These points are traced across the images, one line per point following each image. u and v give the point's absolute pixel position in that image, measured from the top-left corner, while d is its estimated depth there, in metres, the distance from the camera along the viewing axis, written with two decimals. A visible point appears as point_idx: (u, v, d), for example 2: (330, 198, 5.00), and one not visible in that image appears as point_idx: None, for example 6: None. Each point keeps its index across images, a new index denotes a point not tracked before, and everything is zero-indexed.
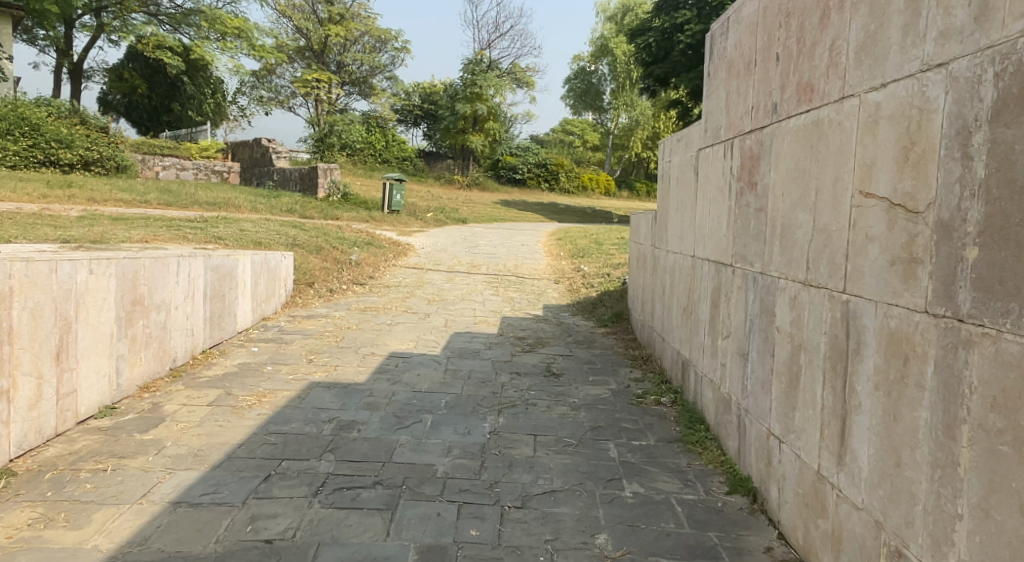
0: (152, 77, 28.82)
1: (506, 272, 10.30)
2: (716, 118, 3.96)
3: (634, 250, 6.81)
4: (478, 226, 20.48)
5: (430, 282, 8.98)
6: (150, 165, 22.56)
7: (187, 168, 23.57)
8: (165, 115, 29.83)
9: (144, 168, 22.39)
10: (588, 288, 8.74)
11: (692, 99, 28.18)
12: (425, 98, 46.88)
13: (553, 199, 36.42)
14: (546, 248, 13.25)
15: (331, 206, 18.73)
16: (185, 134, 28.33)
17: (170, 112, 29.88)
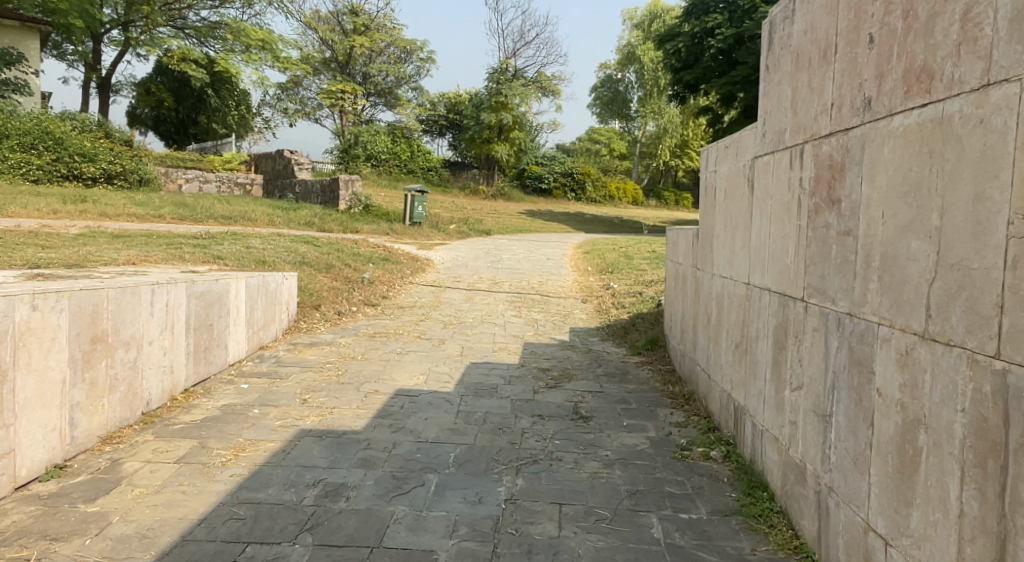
0: (179, 90, 28.69)
1: (530, 289, 9.64)
2: (778, 120, 3.28)
3: (671, 269, 6.11)
4: (503, 238, 19.86)
5: (447, 303, 8.35)
6: (173, 178, 22.24)
7: (210, 181, 23.25)
8: (192, 128, 29.66)
9: (167, 181, 22.14)
10: (618, 308, 8.04)
11: (724, 104, 27.77)
12: (450, 108, 46.50)
13: (579, 209, 35.80)
14: (573, 263, 12.58)
15: (352, 218, 18.27)
16: (211, 147, 28.12)
17: (197, 125, 29.69)
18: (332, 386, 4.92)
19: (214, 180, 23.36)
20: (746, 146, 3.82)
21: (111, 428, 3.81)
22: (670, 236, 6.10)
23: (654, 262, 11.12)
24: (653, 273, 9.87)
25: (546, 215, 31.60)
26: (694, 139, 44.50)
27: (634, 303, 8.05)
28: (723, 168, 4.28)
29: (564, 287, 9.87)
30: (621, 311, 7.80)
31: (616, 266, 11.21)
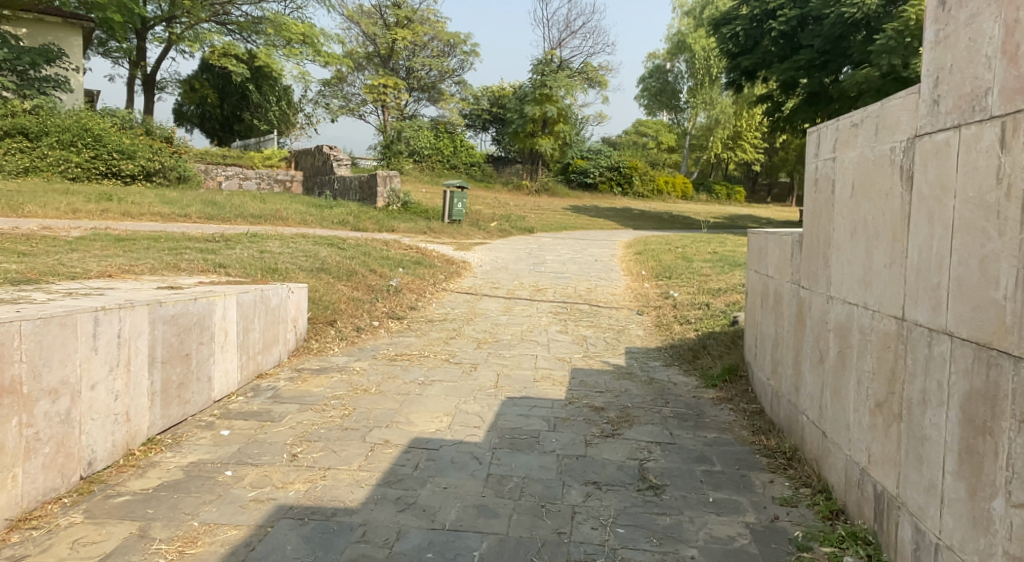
0: (223, 87, 28.19)
1: (578, 298, 8.57)
2: (975, 82, 2.27)
3: (755, 279, 5.04)
4: (546, 236, 18.81)
5: (482, 315, 7.33)
6: (213, 175, 21.58)
7: (249, 178, 22.52)
8: (237, 125, 29.16)
9: (206, 179, 21.52)
10: (681, 324, 6.93)
11: (784, 91, 26.65)
12: (494, 102, 45.50)
13: (627, 204, 34.54)
14: (624, 265, 11.46)
15: (389, 216, 17.43)
16: (254, 144, 27.55)
17: (241, 122, 29.05)
18: (332, 432, 3.92)
19: (253, 177, 22.68)
20: (903, 125, 2.78)
21: (26, 505, 2.90)
22: (757, 237, 5.03)
23: (716, 266, 9.95)
24: (717, 280, 8.73)
25: (592, 210, 30.43)
26: (747, 130, 42.91)
27: (698, 318, 6.93)
28: (854, 155, 3.24)
29: (615, 295, 8.78)
30: (685, 328, 6.69)
31: (673, 271, 10.07)
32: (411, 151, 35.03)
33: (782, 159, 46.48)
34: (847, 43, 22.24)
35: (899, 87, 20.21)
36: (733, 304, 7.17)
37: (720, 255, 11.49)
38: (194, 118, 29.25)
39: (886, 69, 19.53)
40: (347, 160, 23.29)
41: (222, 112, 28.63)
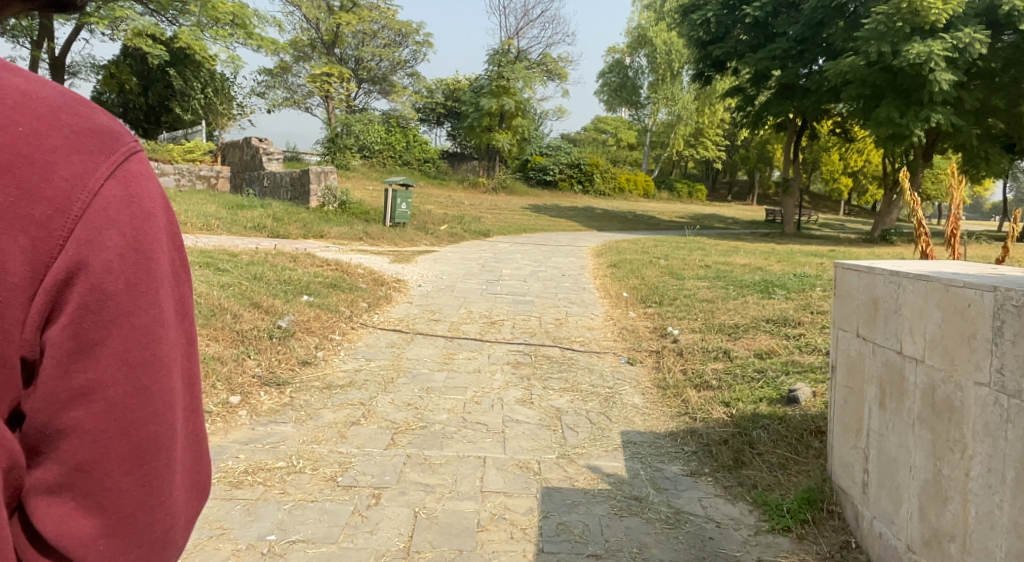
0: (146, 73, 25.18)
1: (545, 337, 6.39)
2: None
3: (863, 352, 2.92)
4: (502, 241, 16.66)
5: (411, 375, 5.08)
6: None
7: (166, 173, 19.92)
8: (164, 115, 26.30)
9: None
10: (696, 387, 4.79)
11: (755, 84, 24.92)
12: (449, 95, 43.16)
13: (588, 202, 32.71)
14: (599, 284, 9.32)
15: (321, 220, 15.11)
16: (181, 137, 24.90)
17: (168, 112, 26.23)
18: None
19: (172, 173, 20.20)
20: None
21: None
22: (863, 276, 2.92)
23: (718, 288, 7.90)
24: (727, 310, 6.64)
25: (553, 209, 28.43)
26: (709, 127, 41.38)
27: (724, 378, 4.78)
28: None
29: (595, 332, 6.59)
30: (708, 396, 4.53)
31: (666, 292, 7.96)
32: (360, 145, 32.55)
33: (743, 158, 45.09)
34: (826, 31, 20.54)
35: (886, 77, 18.02)
36: (770, 353, 5.06)
37: (716, 270, 9.48)
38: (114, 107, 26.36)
39: (874, 58, 17.16)
40: (279, 154, 20.75)
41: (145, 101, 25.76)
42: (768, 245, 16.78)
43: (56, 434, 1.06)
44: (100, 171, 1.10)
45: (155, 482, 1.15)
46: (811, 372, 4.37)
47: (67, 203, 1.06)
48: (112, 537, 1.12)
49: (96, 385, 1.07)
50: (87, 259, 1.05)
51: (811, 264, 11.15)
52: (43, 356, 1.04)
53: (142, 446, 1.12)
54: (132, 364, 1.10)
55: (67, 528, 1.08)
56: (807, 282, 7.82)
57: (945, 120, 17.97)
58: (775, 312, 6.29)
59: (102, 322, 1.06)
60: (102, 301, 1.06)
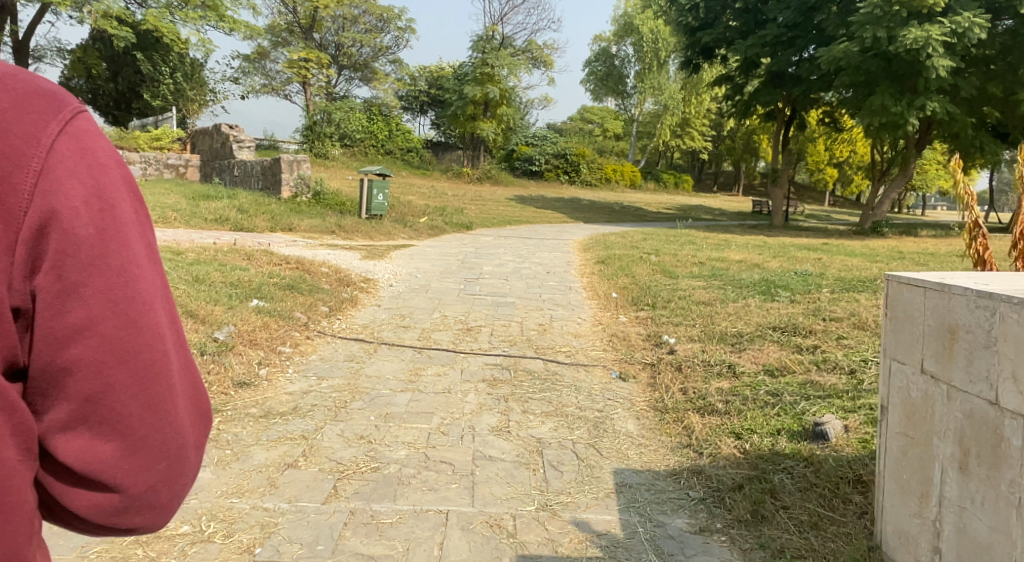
0: (116, 58, 24.34)
1: (526, 347, 5.68)
2: None
3: (929, 392, 2.26)
4: (484, 234, 15.94)
5: (366, 397, 4.36)
6: None
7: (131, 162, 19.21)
8: (134, 102, 25.50)
9: None
10: (698, 412, 4.10)
11: (744, 71, 24.25)
12: (432, 83, 42.28)
13: (574, 193, 31.98)
14: (586, 282, 8.63)
15: (291, 212, 14.33)
16: (152, 124, 24.34)
17: (138, 99, 25.47)
18: None
19: (137, 161, 19.66)
20: None
21: None
22: (930, 294, 2.25)
23: (715, 289, 7.22)
24: (728, 316, 5.94)
25: (539, 200, 27.75)
26: (696, 117, 40.80)
27: (732, 400, 4.09)
28: None
29: (581, 341, 5.88)
30: (715, 425, 3.83)
31: (659, 293, 7.26)
32: (341, 134, 31.69)
33: (729, 148, 44.58)
34: (820, 16, 19.84)
35: (881, 63, 17.25)
36: (784, 371, 4.37)
37: (711, 268, 8.79)
38: (83, 94, 25.40)
39: (870, 43, 16.46)
40: (250, 143, 19.97)
41: (115, 87, 24.84)
42: (759, 239, 16.23)
43: (62, 371, 1.14)
44: (50, 130, 1.16)
45: (156, 404, 1.23)
46: (838, 398, 3.68)
47: (27, 157, 1.13)
48: (131, 457, 1.21)
49: (91, 319, 1.14)
50: (56, 206, 1.12)
51: (810, 259, 10.49)
52: (37, 298, 1.12)
53: (135, 372, 1.18)
54: (120, 298, 1.16)
55: (89, 454, 1.17)
56: (811, 282, 7.15)
57: (940, 109, 17.31)
58: (782, 318, 5.60)
59: (84, 261, 1.13)
60: (80, 241, 1.13)
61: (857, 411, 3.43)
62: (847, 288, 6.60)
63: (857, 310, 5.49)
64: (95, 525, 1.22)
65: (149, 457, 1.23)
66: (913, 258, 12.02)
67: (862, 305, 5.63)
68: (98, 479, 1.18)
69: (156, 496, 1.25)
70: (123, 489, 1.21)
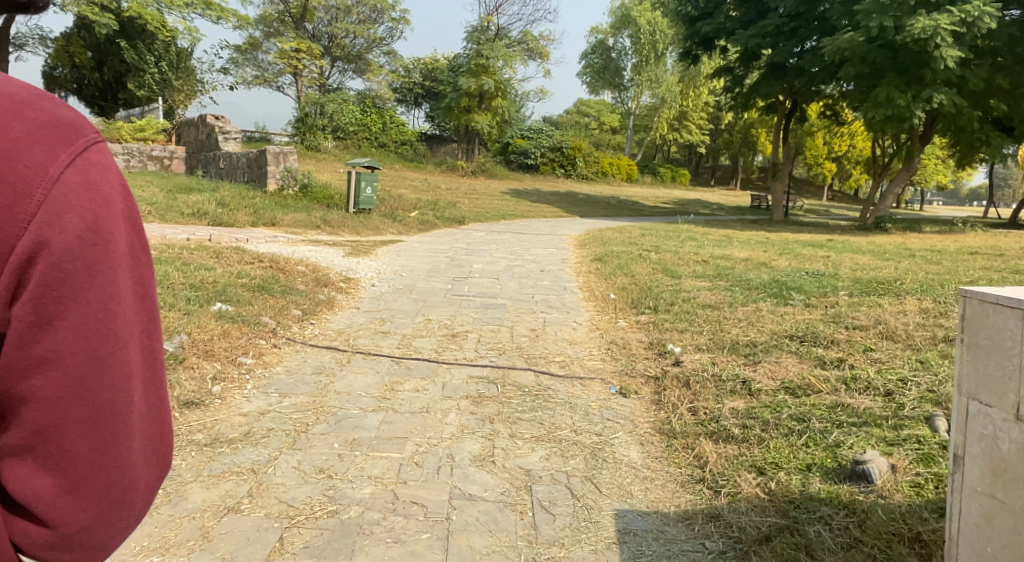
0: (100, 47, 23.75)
1: (515, 356, 5.16)
2: None
3: None
4: (476, 228, 15.42)
5: (332, 418, 3.83)
6: None
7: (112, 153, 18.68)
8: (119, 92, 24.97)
9: None
10: (710, 439, 3.58)
11: (743, 63, 23.71)
12: (426, 74, 41.65)
13: (571, 187, 31.49)
14: (582, 282, 8.11)
15: (276, 206, 13.81)
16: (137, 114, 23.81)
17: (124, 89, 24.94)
18: None
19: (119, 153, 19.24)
20: None
21: None
22: None
23: (721, 289, 6.72)
24: (737, 322, 5.43)
25: (534, 194, 27.24)
26: (693, 110, 40.28)
27: (750, 425, 3.57)
28: None
29: (577, 349, 5.36)
30: (731, 456, 3.31)
31: (661, 295, 6.75)
32: (333, 126, 31.08)
33: (727, 141, 44.08)
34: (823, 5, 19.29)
35: (887, 53, 16.66)
36: (808, 390, 3.84)
37: (715, 266, 8.29)
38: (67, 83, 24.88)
39: (875, 33, 15.90)
40: (237, 134, 19.46)
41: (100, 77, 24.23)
42: (760, 235, 15.76)
43: (17, 402, 1.04)
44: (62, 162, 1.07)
45: (109, 447, 1.12)
46: (875, 426, 3.15)
47: (28, 194, 1.03)
48: (70, 496, 1.09)
49: (56, 358, 1.04)
50: (46, 238, 1.02)
51: (817, 257, 10.01)
52: (5, 325, 1.02)
53: (99, 416, 1.09)
54: (90, 337, 1.07)
55: (28, 486, 1.06)
56: (824, 283, 6.65)
57: (947, 101, 16.78)
58: (799, 325, 5.09)
59: (61, 297, 1.03)
60: (64, 278, 1.04)
61: (901, 447, 2.91)
62: (865, 290, 6.09)
63: (880, 316, 4.98)
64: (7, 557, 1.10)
65: (93, 498, 1.12)
66: (923, 255, 11.52)
67: (885, 311, 5.13)
68: (30, 512, 1.07)
69: (86, 538, 1.13)
70: (55, 526, 1.09)
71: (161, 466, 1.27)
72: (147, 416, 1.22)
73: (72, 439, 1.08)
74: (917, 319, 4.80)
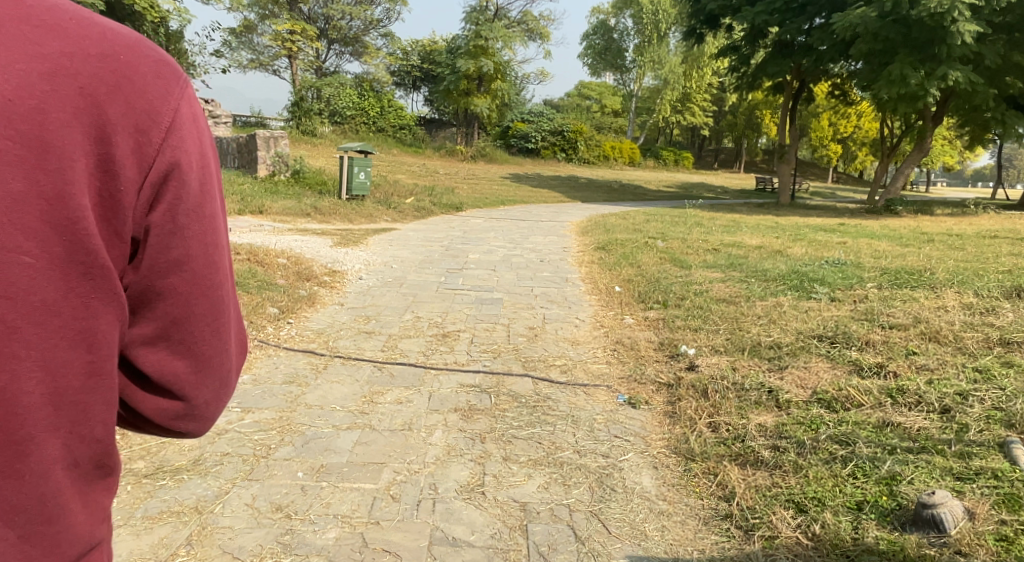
0: None
1: (511, 359, 4.67)
2: None
3: None
4: (475, 215, 14.92)
5: (298, 439, 3.34)
6: None
7: None
8: None
9: None
10: (737, 467, 3.07)
11: (749, 41, 23.07)
12: (425, 57, 40.97)
13: (572, 171, 30.94)
14: (585, 273, 7.61)
15: (266, 193, 13.32)
16: None
17: None
18: None
19: None
20: None
21: None
22: None
23: (735, 282, 6.23)
24: (757, 320, 4.94)
25: (534, 178, 26.74)
26: (696, 92, 39.63)
27: (782, 446, 3.08)
28: None
29: (579, 351, 4.87)
30: (762, 485, 2.82)
31: (671, 288, 6.25)
32: (331, 111, 30.55)
33: (730, 123, 43.40)
34: None
35: (901, 29, 16.04)
36: (846, 404, 3.36)
37: (726, 255, 7.78)
38: None
39: (889, 8, 15.25)
40: (227, 118, 19.10)
41: None
42: (767, 219, 15.26)
43: (154, 296, 1.15)
44: (179, 95, 1.16)
45: (225, 333, 1.24)
46: (937, 455, 2.70)
47: (158, 114, 1.12)
48: (200, 378, 1.23)
49: (186, 260, 1.16)
50: (178, 156, 1.13)
51: (833, 244, 9.48)
52: (146, 230, 1.12)
53: (219, 326, 1.23)
54: (210, 242, 1.19)
55: (166, 368, 1.19)
56: (847, 273, 6.14)
57: (963, 79, 16.17)
58: (825, 324, 4.60)
59: (192, 207, 1.15)
60: (188, 189, 1.14)
61: (974, 485, 2.47)
62: (894, 281, 5.58)
63: (916, 314, 4.49)
64: (152, 429, 1.24)
65: (218, 382, 1.26)
66: (942, 239, 11.01)
67: (921, 308, 4.63)
68: (172, 390, 1.21)
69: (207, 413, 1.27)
70: (189, 400, 1.23)
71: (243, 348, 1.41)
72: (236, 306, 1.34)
73: (201, 333, 1.20)
74: (960, 318, 4.31)
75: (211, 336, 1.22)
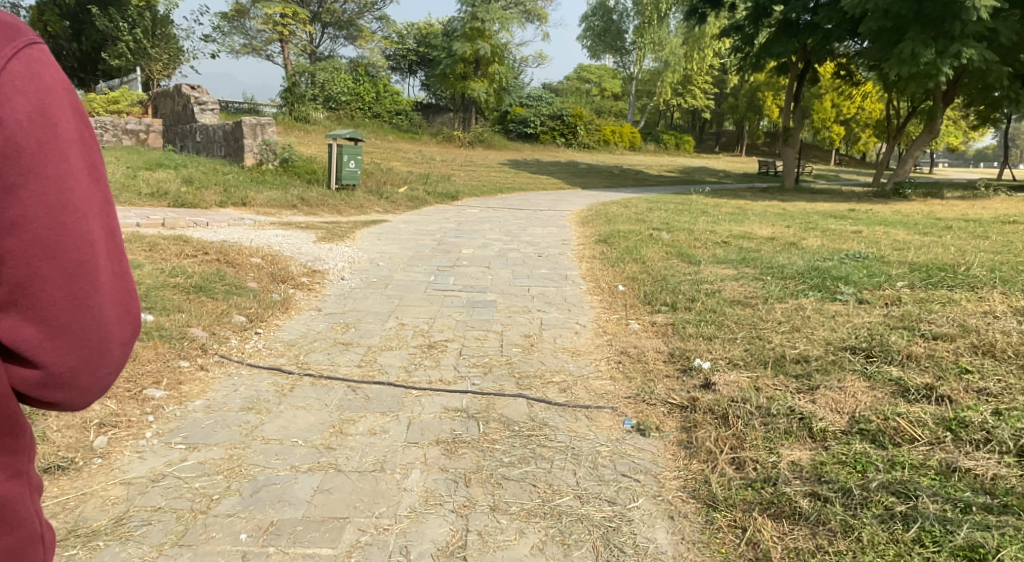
0: (78, 18, 23.58)
1: (504, 376, 4.15)
2: None
3: None
4: (470, 204, 14.36)
5: (248, 486, 2.81)
6: None
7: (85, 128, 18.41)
8: (100, 64, 24.80)
9: None
10: (772, 524, 2.56)
11: (753, 21, 22.41)
12: (421, 41, 40.12)
13: (572, 156, 30.32)
14: (585, 269, 7.08)
15: (251, 183, 12.80)
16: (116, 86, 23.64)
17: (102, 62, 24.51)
18: None
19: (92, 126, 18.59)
20: None
21: None
22: None
23: (749, 280, 5.70)
24: (778, 327, 4.41)
25: (533, 164, 26.11)
26: (697, 74, 38.85)
27: (824, 494, 2.60)
28: None
29: (580, 364, 4.36)
30: (805, 548, 2.37)
31: (680, 289, 5.72)
32: (325, 96, 29.56)
33: (732, 106, 42.67)
34: None
35: (913, 5, 15.40)
36: (896, 439, 2.88)
37: (737, 248, 7.25)
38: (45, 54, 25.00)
39: None
40: (214, 105, 18.60)
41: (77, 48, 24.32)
42: (773, 206, 14.71)
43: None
44: (1, 53, 1.28)
45: (80, 298, 1.36)
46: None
47: None
48: (55, 340, 1.35)
49: (20, 225, 1.28)
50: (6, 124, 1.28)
51: (848, 233, 8.93)
52: None
53: (65, 288, 1.33)
54: (51, 209, 1.31)
55: (17, 333, 1.32)
56: (871, 269, 5.61)
57: (977, 56, 15.56)
58: (858, 334, 4.08)
59: (21, 173, 1.28)
60: (17, 157, 1.28)
61: None
62: (928, 280, 5.06)
63: (961, 321, 3.97)
64: (24, 391, 1.38)
65: (75, 344, 1.38)
66: (962, 226, 10.45)
67: (966, 314, 4.10)
68: (24, 353, 1.33)
69: (75, 378, 1.40)
70: (44, 365, 1.36)
71: (136, 320, 1.50)
72: (114, 273, 1.45)
73: (48, 294, 1.32)
74: (1013, 329, 3.79)
75: (65, 297, 1.34)
